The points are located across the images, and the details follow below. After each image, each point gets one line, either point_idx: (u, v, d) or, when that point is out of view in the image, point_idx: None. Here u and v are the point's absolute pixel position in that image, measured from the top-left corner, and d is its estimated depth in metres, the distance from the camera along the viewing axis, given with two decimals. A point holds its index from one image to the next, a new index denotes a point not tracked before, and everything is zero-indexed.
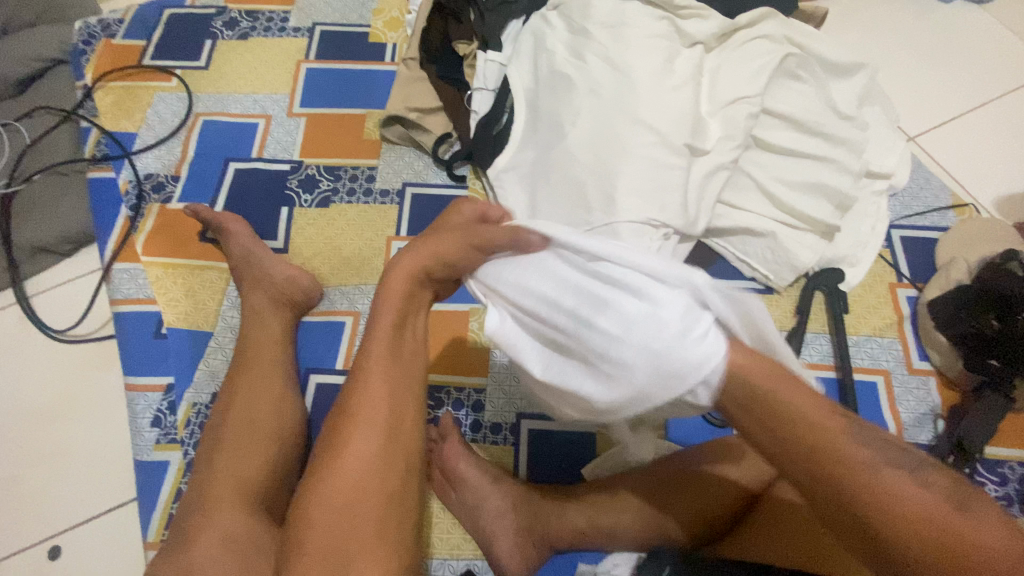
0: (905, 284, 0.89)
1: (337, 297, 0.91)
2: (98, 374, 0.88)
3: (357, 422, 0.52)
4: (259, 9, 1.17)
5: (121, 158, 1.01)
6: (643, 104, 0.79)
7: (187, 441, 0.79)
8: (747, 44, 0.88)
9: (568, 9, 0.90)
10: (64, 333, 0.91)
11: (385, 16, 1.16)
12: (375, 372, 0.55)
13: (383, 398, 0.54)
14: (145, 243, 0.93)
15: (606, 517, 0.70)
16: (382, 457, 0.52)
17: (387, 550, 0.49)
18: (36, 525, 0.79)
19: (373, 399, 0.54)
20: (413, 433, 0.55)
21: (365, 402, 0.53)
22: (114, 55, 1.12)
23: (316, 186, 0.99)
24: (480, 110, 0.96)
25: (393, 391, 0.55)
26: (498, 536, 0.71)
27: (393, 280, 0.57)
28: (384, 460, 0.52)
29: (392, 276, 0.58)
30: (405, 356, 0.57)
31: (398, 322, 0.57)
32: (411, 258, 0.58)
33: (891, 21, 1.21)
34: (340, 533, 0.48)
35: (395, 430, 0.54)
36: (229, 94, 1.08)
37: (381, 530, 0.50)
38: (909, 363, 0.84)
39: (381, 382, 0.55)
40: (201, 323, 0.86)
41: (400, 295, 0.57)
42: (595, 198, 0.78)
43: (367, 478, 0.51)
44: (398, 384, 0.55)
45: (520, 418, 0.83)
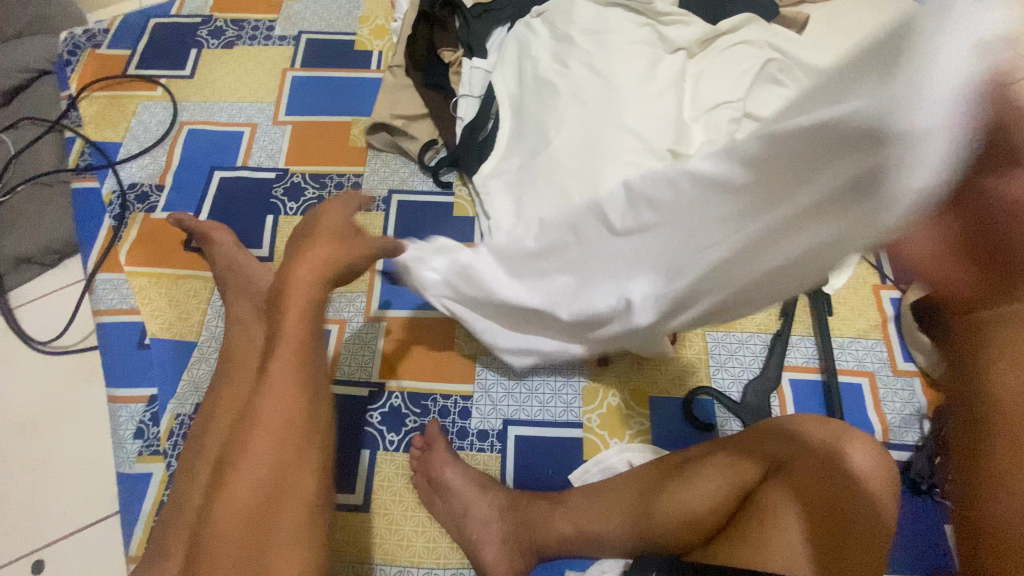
0: (888, 286, 0.90)
1: (322, 305, 0.90)
2: (81, 385, 0.87)
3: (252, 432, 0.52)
4: (244, 18, 1.18)
5: (105, 167, 1.01)
6: (628, 110, 0.80)
7: (170, 452, 0.78)
8: (729, 49, 0.89)
9: (553, 16, 0.90)
10: (47, 345, 0.90)
11: (370, 25, 1.17)
12: (272, 388, 0.54)
13: (274, 422, 0.52)
14: (129, 252, 0.93)
15: (593, 525, 0.70)
16: (275, 458, 0.52)
17: (305, 546, 0.51)
18: (18, 540, 0.78)
19: (268, 405, 0.53)
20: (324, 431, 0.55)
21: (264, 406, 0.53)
22: (99, 65, 1.12)
23: (301, 194, 0.99)
24: (466, 117, 0.97)
25: (284, 407, 0.53)
26: (484, 543, 0.71)
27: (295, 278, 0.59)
28: (293, 462, 0.52)
29: (293, 280, 0.59)
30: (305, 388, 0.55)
31: (309, 311, 0.58)
32: (307, 265, 0.59)
33: (871, 25, 1.23)
34: (252, 532, 0.49)
35: (307, 425, 0.54)
36: (214, 102, 1.08)
37: (298, 530, 0.51)
38: (894, 364, 0.85)
39: (274, 396, 0.53)
40: (185, 333, 0.86)
41: (301, 298, 0.58)
42: None
43: (251, 497, 0.50)
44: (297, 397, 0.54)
45: (507, 424, 0.82)
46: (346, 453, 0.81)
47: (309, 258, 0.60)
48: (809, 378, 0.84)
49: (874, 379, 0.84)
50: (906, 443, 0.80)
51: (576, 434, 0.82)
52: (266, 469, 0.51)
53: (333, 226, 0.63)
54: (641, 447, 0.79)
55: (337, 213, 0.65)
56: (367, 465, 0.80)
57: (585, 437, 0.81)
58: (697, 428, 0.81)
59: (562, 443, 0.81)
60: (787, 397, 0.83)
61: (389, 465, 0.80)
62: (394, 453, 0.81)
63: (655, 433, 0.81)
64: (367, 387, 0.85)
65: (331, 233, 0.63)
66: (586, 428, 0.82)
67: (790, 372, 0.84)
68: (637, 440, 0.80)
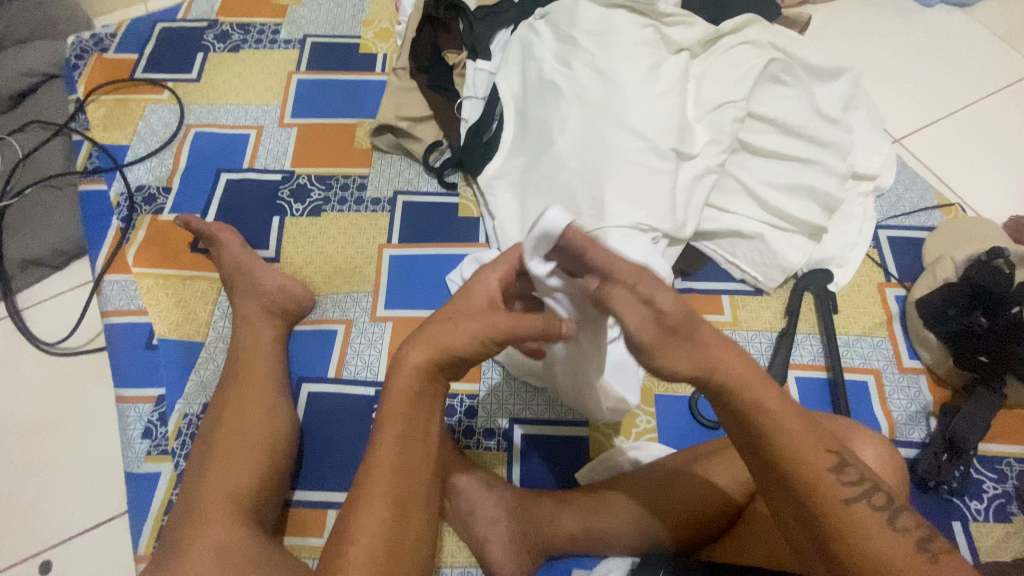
0: (893, 284, 0.90)
1: (329, 305, 0.91)
2: (89, 386, 0.88)
3: (362, 511, 0.50)
4: (250, 22, 1.19)
5: (112, 170, 1.01)
6: (632, 110, 0.80)
7: (177, 452, 0.78)
8: (732, 49, 0.89)
9: (556, 18, 0.91)
10: (55, 346, 0.91)
11: (375, 28, 1.17)
12: (381, 469, 0.51)
13: (377, 505, 0.50)
14: (136, 254, 0.93)
15: (599, 523, 0.70)
16: (386, 532, 0.50)
17: None
18: (26, 540, 0.78)
19: (376, 484, 0.51)
20: (422, 516, 0.54)
21: (369, 487, 0.51)
22: (106, 68, 1.13)
23: (307, 196, 0.99)
24: (469, 118, 0.97)
25: (394, 485, 0.51)
26: (491, 542, 0.70)
27: (403, 358, 0.53)
28: (390, 537, 0.50)
29: (399, 370, 0.53)
30: (416, 466, 0.53)
31: (415, 400, 0.53)
32: (421, 352, 0.53)
33: (872, 25, 1.23)
34: None
35: (410, 507, 0.52)
36: (221, 105, 1.09)
37: None
38: (900, 361, 0.85)
39: (385, 476, 0.51)
40: (193, 333, 0.86)
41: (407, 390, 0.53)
42: (585, 203, 0.78)
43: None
44: (404, 480, 0.52)
45: (513, 423, 0.83)
46: (353, 453, 0.81)
47: (422, 340, 0.54)
48: (814, 376, 0.84)
49: (880, 377, 0.84)
50: (913, 441, 0.79)
51: (582, 432, 0.82)
52: (374, 545, 0.49)
53: (464, 308, 0.56)
54: (647, 444, 0.79)
55: (476, 293, 0.58)
56: None
57: (592, 436, 0.81)
58: (703, 426, 0.81)
59: (568, 441, 0.81)
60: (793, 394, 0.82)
61: None
62: None
63: (661, 432, 0.81)
64: (374, 387, 0.85)
65: (448, 314, 0.56)
66: (592, 427, 0.82)
67: (796, 370, 0.84)
68: (643, 438, 0.81)
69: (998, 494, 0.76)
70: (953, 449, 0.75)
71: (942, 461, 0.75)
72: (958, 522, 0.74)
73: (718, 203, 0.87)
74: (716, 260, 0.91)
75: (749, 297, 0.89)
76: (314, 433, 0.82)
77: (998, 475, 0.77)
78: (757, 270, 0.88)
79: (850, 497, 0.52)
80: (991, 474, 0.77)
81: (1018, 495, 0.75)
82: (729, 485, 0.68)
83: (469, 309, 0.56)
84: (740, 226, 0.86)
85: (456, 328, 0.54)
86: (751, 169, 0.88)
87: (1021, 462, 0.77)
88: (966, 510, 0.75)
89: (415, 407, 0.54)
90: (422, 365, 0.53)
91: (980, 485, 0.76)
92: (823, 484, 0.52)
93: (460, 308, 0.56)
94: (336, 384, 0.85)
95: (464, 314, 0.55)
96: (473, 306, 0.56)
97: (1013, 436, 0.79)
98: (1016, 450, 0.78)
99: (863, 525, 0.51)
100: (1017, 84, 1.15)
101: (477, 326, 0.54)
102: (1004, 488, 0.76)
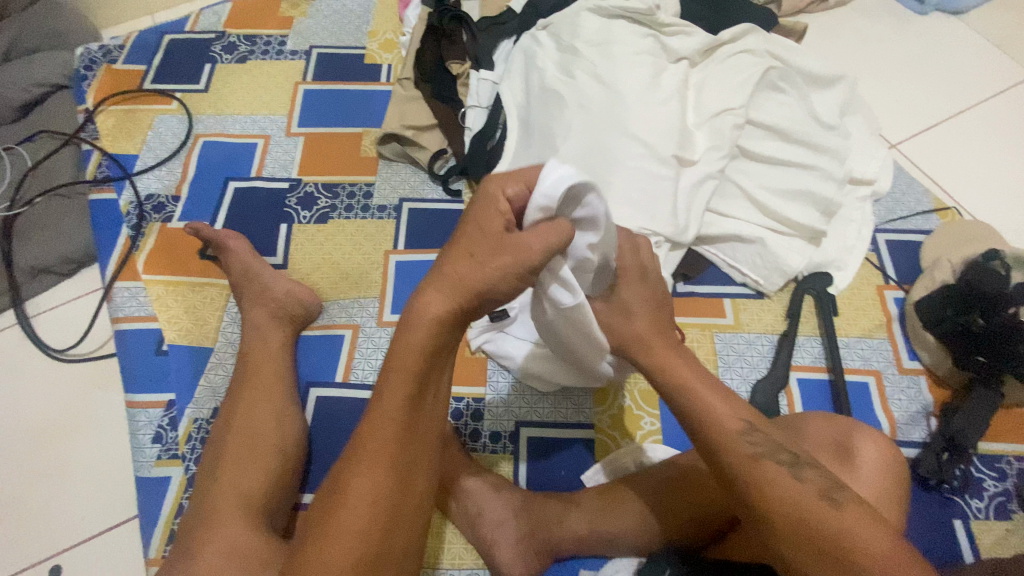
0: (891, 286, 0.92)
1: (336, 311, 0.92)
2: (99, 393, 0.89)
3: (358, 477, 0.46)
4: (257, 34, 1.21)
5: (122, 179, 1.03)
6: (633, 118, 0.82)
7: (188, 456, 0.79)
8: (731, 58, 0.91)
9: (558, 29, 0.93)
10: (65, 353, 0.92)
11: (380, 39, 1.20)
12: (384, 430, 0.47)
13: (377, 470, 0.47)
14: (146, 261, 0.94)
15: (605, 523, 0.71)
16: (388, 496, 0.47)
17: None
18: (37, 545, 0.78)
19: (378, 448, 0.47)
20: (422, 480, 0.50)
21: (373, 446, 0.47)
22: (115, 79, 1.15)
23: (314, 203, 1.01)
24: (474, 127, 0.99)
25: (399, 448, 0.47)
26: (499, 543, 0.71)
27: (425, 308, 0.47)
28: (387, 504, 0.47)
29: (417, 318, 0.47)
30: (422, 424, 0.49)
31: (430, 355, 0.48)
32: (437, 300, 0.47)
33: (868, 33, 1.26)
34: None
35: (412, 471, 0.49)
36: (229, 115, 1.11)
37: None
38: (900, 362, 0.86)
39: (391, 434, 0.47)
40: (202, 339, 0.87)
41: (424, 343, 0.47)
42: None
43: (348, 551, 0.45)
44: (410, 442, 0.48)
45: (518, 426, 0.83)
46: None
47: (443, 285, 0.47)
48: (816, 378, 0.85)
49: (881, 378, 0.85)
50: (914, 441, 0.80)
51: (587, 435, 0.83)
52: (374, 513, 0.46)
53: (482, 239, 0.49)
54: (653, 446, 0.80)
55: (493, 217, 0.50)
56: None
57: (598, 438, 0.82)
58: None
59: (573, 444, 0.82)
60: (795, 396, 0.84)
61: None
62: None
63: (665, 434, 0.82)
64: None
65: (467, 247, 0.48)
66: (598, 429, 0.83)
67: (797, 371, 0.86)
68: (648, 440, 0.81)
69: (998, 493, 0.77)
70: (952, 446, 0.76)
71: (942, 459, 0.76)
72: (959, 520, 0.75)
73: (719, 208, 0.88)
74: (718, 263, 0.92)
75: (750, 300, 0.91)
76: (322, 436, 0.82)
77: (998, 473, 0.78)
78: (757, 273, 0.89)
79: (783, 472, 0.56)
80: (991, 473, 0.78)
81: (1019, 493, 0.76)
82: None
83: (493, 240, 0.48)
84: (740, 230, 0.88)
85: (480, 268, 0.47)
86: (751, 174, 0.89)
87: (1020, 461, 0.78)
88: (967, 508, 0.76)
89: (425, 360, 0.47)
90: (442, 315, 0.47)
91: (980, 484, 0.77)
92: (758, 464, 0.57)
93: (479, 238, 0.49)
94: (344, 388, 0.86)
95: (484, 246, 0.48)
96: (496, 235, 0.49)
97: (1012, 435, 0.80)
98: (1015, 448, 0.79)
99: (772, 476, 0.56)
100: (1010, 90, 1.17)
101: (503, 263, 0.48)
102: (1005, 486, 0.77)
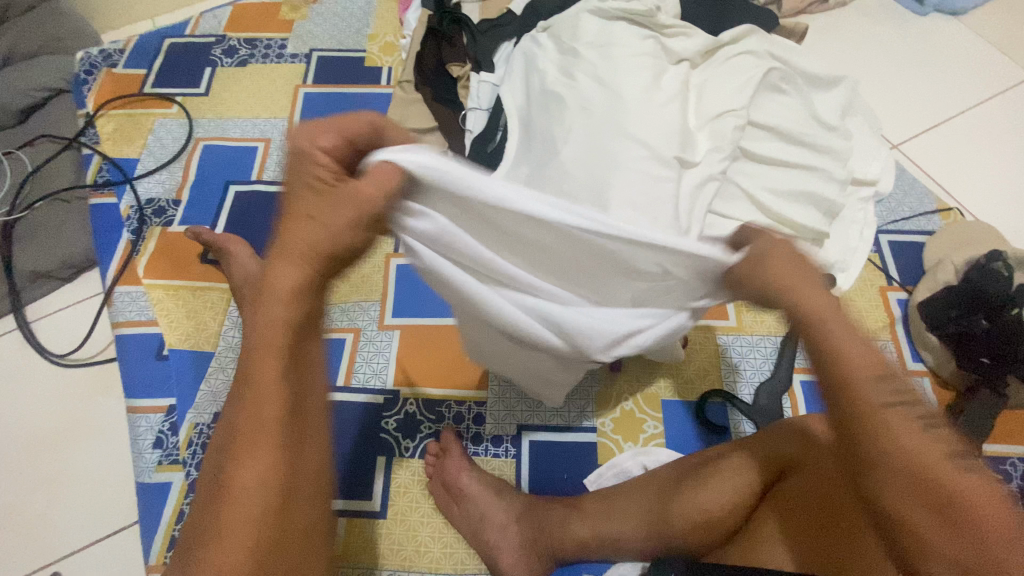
0: (895, 288, 0.91)
1: (337, 315, 0.92)
2: (99, 398, 0.88)
3: (241, 467, 0.42)
4: (257, 38, 1.21)
5: (122, 183, 1.03)
6: (633, 120, 0.81)
7: (189, 461, 0.79)
8: (731, 60, 0.91)
9: (558, 31, 0.93)
10: (66, 358, 0.91)
11: (380, 42, 1.20)
12: (262, 411, 0.43)
13: (260, 454, 0.43)
14: (147, 266, 0.94)
15: (609, 528, 0.71)
16: (283, 468, 0.43)
17: None
18: (37, 551, 0.78)
19: (257, 432, 0.43)
20: (315, 457, 0.47)
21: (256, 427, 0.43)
22: (116, 84, 1.16)
23: None
24: (474, 129, 0.99)
25: (282, 427, 0.44)
26: (501, 548, 0.71)
27: (276, 280, 0.44)
28: (279, 487, 0.43)
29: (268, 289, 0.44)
30: (303, 399, 0.46)
31: (292, 325, 0.45)
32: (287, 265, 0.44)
33: (869, 34, 1.26)
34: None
35: (301, 449, 0.46)
36: (229, 119, 1.11)
37: None
38: (903, 364, 0.85)
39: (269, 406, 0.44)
40: (203, 343, 0.87)
41: (284, 314, 0.44)
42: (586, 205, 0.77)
43: (245, 531, 0.41)
44: (291, 421, 0.45)
45: (520, 429, 0.83)
46: (364, 460, 0.81)
47: (284, 253, 0.44)
48: (820, 381, 0.84)
49: None
50: None
51: (590, 438, 0.82)
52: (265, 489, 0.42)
53: (314, 200, 0.44)
54: (656, 450, 0.80)
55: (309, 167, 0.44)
56: (382, 471, 0.81)
57: (600, 441, 0.82)
58: (710, 431, 0.82)
59: (576, 448, 0.82)
60: (798, 399, 0.84)
61: (405, 471, 0.81)
62: (409, 459, 0.82)
63: (668, 437, 0.82)
64: (383, 395, 0.85)
65: (305, 210, 0.44)
66: (600, 432, 0.82)
67: (801, 374, 0.85)
68: (651, 443, 0.81)
69: None
70: None
71: None
72: None
73: (721, 210, 0.86)
74: None
75: (752, 302, 0.90)
76: None
77: (1003, 475, 0.77)
78: None
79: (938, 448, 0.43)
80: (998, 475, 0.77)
81: None
82: (735, 482, 0.66)
83: (310, 196, 0.45)
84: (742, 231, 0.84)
85: (318, 226, 0.44)
86: (752, 175, 0.88)
87: None
88: None
89: (297, 324, 0.45)
90: (296, 281, 0.44)
91: None
92: (892, 424, 0.43)
93: (313, 199, 0.44)
94: (345, 392, 0.85)
95: (318, 205, 0.44)
96: (328, 189, 0.44)
97: (1018, 437, 0.80)
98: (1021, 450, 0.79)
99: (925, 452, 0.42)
100: (1011, 90, 1.17)
101: (345, 216, 0.44)
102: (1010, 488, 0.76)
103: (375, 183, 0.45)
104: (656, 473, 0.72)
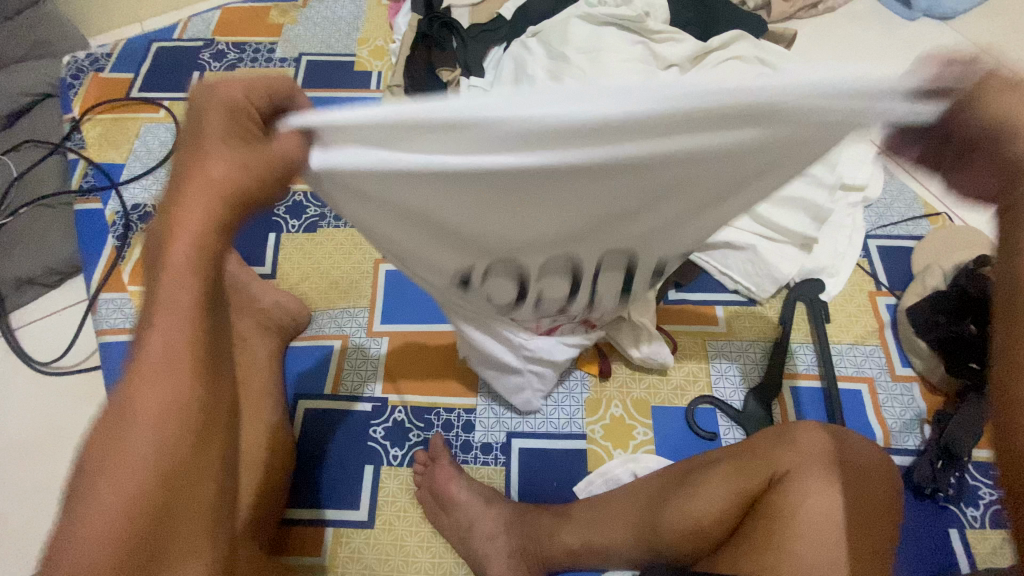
0: (883, 292, 0.91)
1: (325, 321, 0.91)
2: (84, 407, 0.87)
3: (141, 397, 0.35)
4: (246, 42, 1.20)
5: (108, 189, 1.02)
6: None
7: None
8: (720, 65, 0.91)
9: (547, 36, 0.92)
10: (49, 367, 0.90)
11: (370, 46, 1.19)
12: (176, 340, 0.37)
13: (170, 384, 0.36)
14: (133, 272, 0.93)
15: (597, 536, 0.70)
16: (197, 407, 0.37)
17: None
18: (18, 564, 0.77)
19: (163, 360, 0.36)
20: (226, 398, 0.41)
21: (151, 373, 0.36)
22: (103, 88, 1.15)
23: (303, 212, 1.00)
24: None
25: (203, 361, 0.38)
26: (490, 558, 0.71)
27: (207, 185, 0.37)
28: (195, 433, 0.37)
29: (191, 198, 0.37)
30: (219, 336, 0.41)
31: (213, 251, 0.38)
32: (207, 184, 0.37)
33: (857, 39, 1.27)
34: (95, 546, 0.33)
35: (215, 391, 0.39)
36: None
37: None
38: (893, 369, 0.86)
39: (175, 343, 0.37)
40: None
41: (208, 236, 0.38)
42: None
43: (141, 471, 0.34)
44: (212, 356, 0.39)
45: (510, 436, 0.83)
46: (352, 469, 0.81)
47: (203, 173, 0.37)
48: (809, 386, 0.85)
49: (874, 386, 0.84)
50: (907, 448, 0.80)
51: (580, 445, 0.82)
52: (164, 452, 0.35)
53: (235, 145, 0.38)
54: (645, 456, 0.80)
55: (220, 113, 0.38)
56: (370, 480, 0.80)
57: (590, 448, 0.81)
58: (699, 437, 0.81)
59: (566, 455, 0.81)
60: (788, 404, 0.83)
61: (393, 480, 0.80)
62: (397, 468, 0.81)
63: (658, 443, 0.81)
64: (371, 403, 0.85)
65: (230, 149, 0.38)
66: (590, 439, 0.82)
67: (790, 379, 0.85)
68: (641, 450, 0.81)
69: (994, 500, 0.76)
70: (948, 456, 0.75)
71: (937, 468, 0.75)
72: (955, 528, 0.75)
73: None
74: (709, 270, 0.93)
75: (741, 307, 0.90)
76: (312, 449, 0.81)
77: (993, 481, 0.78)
78: (750, 280, 0.89)
79: None
80: (987, 481, 0.78)
81: None
82: (725, 491, 0.64)
83: (223, 145, 0.38)
84: (732, 237, 0.87)
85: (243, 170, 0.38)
86: None
87: None
88: (962, 516, 0.76)
89: (214, 249, 0.38)
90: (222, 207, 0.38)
91: (976, 492, 0.77)
92: None
93: (236, 141, 0.38)
94: (334, 400, 0.85)
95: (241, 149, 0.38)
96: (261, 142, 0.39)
97: None
98: None
99: None
100: None
101: (272, 173, 0.39)
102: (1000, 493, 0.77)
103: (292, 147, 0.39)
104: (647, 481, 0.72)
